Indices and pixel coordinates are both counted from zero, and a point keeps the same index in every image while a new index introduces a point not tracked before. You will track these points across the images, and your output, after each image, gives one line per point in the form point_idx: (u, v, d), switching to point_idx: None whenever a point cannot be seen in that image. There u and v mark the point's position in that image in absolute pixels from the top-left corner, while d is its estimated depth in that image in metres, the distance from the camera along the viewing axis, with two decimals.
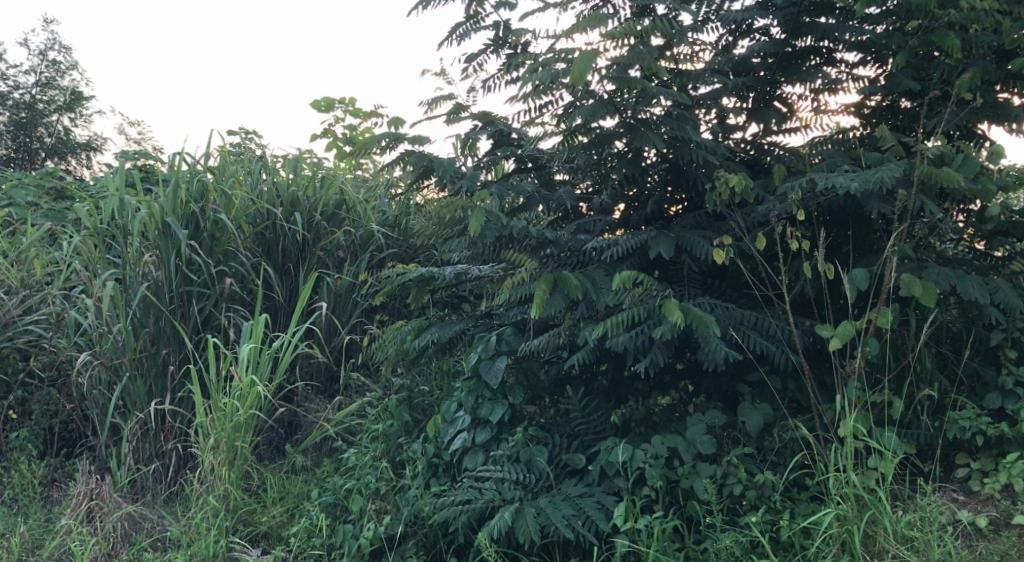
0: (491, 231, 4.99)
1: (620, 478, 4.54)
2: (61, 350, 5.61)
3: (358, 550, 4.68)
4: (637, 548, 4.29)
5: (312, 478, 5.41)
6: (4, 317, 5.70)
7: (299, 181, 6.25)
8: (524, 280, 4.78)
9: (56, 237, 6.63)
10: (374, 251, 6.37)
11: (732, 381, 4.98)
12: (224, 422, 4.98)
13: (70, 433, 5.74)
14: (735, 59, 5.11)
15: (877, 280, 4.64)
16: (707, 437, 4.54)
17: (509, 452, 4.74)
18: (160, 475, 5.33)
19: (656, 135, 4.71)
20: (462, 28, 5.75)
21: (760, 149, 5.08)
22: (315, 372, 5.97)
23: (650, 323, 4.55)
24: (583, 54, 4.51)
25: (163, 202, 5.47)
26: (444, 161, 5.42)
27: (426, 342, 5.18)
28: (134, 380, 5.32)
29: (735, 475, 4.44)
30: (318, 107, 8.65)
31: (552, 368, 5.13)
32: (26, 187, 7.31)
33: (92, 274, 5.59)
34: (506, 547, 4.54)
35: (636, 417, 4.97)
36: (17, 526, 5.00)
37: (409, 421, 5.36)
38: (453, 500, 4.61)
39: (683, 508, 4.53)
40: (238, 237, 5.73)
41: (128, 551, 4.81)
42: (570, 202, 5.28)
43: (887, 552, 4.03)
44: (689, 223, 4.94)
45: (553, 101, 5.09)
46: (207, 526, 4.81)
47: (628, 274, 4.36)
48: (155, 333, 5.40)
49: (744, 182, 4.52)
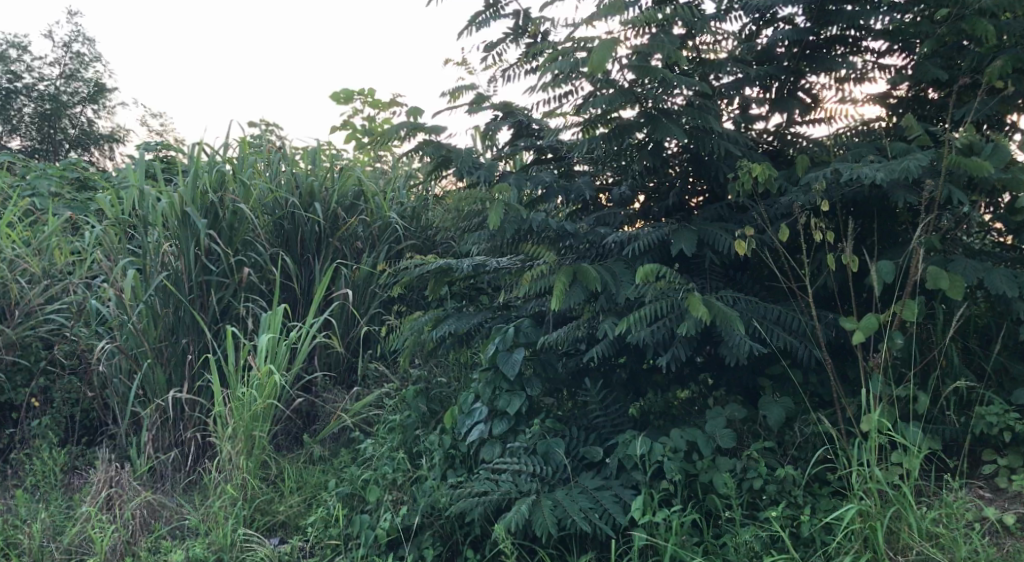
0: (511, 225, 4.96)
1: (639, 472, 4.51)
2: (83, 339, 5.63)
3: (375, 541, 4.66)
4: (655, 541, 4.25)
5: (329, 468, 5.37)
6: (26, 306, 5.70)
7: (317, 172, 6.28)
8: (544, 273, 4.79)
9: (78, 226, 6.61)
10: (393, 242, 6.34)
11: (753, 374, 4.91)
12: (242, 411, 4.97)
13: (92, 421, 5.73)
14: (759, 49, 5.05)
15: (903, 273, 4.57)
16: (727, 430, 4.47)
17: (526, 445, 4.73)
18: (179, 464, 5.33)
19: (678, 126, 4.67)
20: (481, 16, 5.71)
21: (783, 140, 5.02)
22: (334, 363, 5.99)
23: (672, 316, 4.51)
24: (603, 44, 4.50)
25: (183, 192, 5.49)
26: (464, 152, 5.34)
27: (443, 332, 5.17)
28: (154, 369, 5.33)
29: (756, 469, 4.40)
30: (337, 99, 8.65)
31: (570, 360, 5.10)
32: (49, 177, 7.29)
33: (113, 263, 5.61)
34: (523, 539, 4.50)
35: (654, 410, 4.94)
36: (38, 512, 4.96)
37: (426, 412, 5.36)
38: (470, 492, 4.58)
39: (702, 502, 4.48)
40: (257, 227, 5.76)
41: (146, 539, 4.76)
42: (590, 193, 5.24)
43: (911, 550, 3.97)
44: (710, 216, 4.89)
45: (574, 91, 5.07)
46: (225, 514, 4.79)
47: (650, 268, 4.31)
48: (174, 322, 5.41)
49: (766, 172, 4.47)
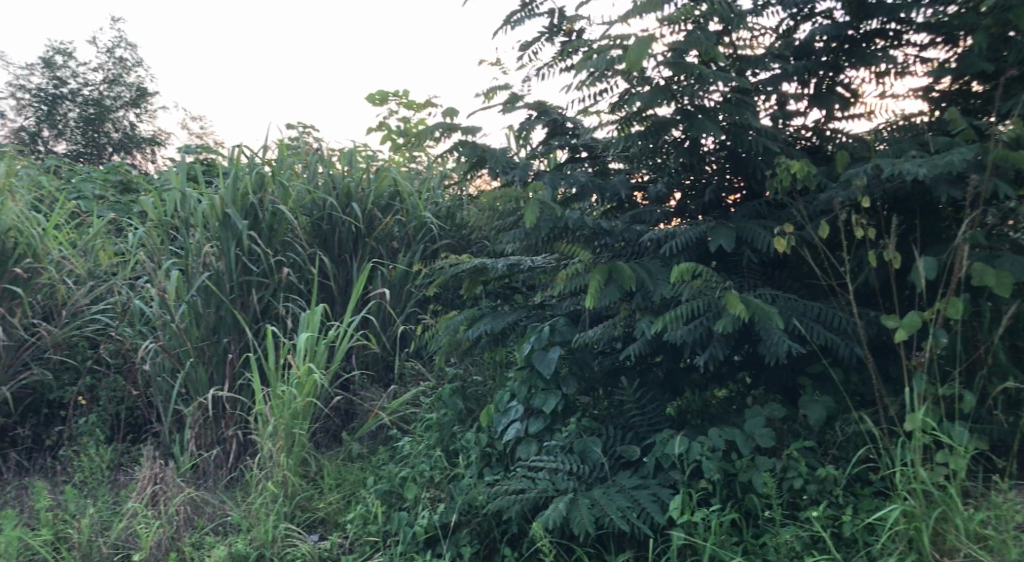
0: (546, 223, 4.96)
1: (677, 471, 4.50)
2: (128, 339, 5.74)
3: (413, 538, 4.69)
4: (694, 541, 4.24)
5: (368, 465, 5.41)
6: (73, 306, 5.80)
7: (353, 173, 6.33)
8: (579, 272, 4.77)
9: (122, 228, 6.72)
10: (428, 242, 6.38)
11: (794, 372, 4.86)
12: (282, 409, 5.03)
13: (136, 419, 5.82)
14: (796, 44, 5.00)
15: (946, 269, 4.50)
16: (766, 430, 4.45)
17: (562, 443, 4.73)
18: (221, 461, 5.40)
19: (715, 123, 4.67)
20: (516, 16, 5.72)
21: (822, 136, 4.98)
22: (371, 361, 6.03)
23: (709, 314, 4.48)
24: (639, 41, 4.49)
25: (224, 194, 5.58)
26: (498, 152, 5.38)
27: (479, 332, 5.21)
28: (196, 368, 5.41)
29: (797, 469, 4.37)
30: (373, 100, 8.70)
31: (606, 359, 5.10)
32: (93, 180, 7.41)
33: (156, 265, 5.70)
34: (561, 538, 4.50)
35: (692, 409, 4.89)
36: (86, 507, 5.04)
37: (462, 410, 5.42)
38: (507, 490, 4.60)
39: (741, 501, 4.46)
40: (296, 228, 5.83)
41: (190, 534, 4.83)
42: (626, 191, 5.23)
43: (957, 551, 3.92)
44: (748, 213, 4.86)
45: (609, 89, 5.06)
46: (267, 511, 4.85)
47: (687, 266, 4.30)
48: (216, 321, 5.49)
49: (804, 169, 4.44)
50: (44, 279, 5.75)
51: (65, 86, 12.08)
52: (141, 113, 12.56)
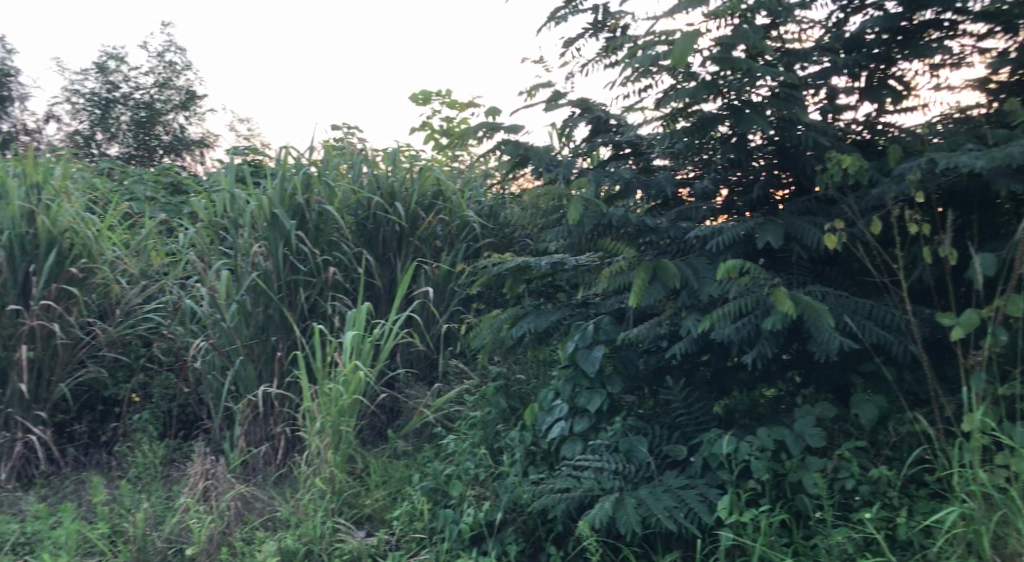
0: (590, 219, 4.93)
1: (725, 470, 4.45)
2: (179, 338, 5.84)
3: (459, 536, 4.70)
4: (742, 541, 4.20)
5: (413, 462, 5.43)
6: (126, 305, 5.88)
7: (397, 173, 6.36)
8: (623, 270, 4.74)
9: (172, 228, 6.83)
10: (470, 240, 6.39)
11: (845, 372, 4.78)
12: (330, 406, 5.07)
13: (188, 416, 5.91)
14: (847, 37, 4.90)
15: (1005, 265, 4.39)
16: (816, 429, 4.38)
17: (607, 442, 4.70)
18: (270, 457, 5.46)
19: (763, 118, 4.62)
20: (560, 12, 5.70)
21: (873, 130, 4.90)
22: (416, 359, 6.05)
23: (757, 312, 4.43)
24: (685, 36, 4.45)
25: (271, 195, 5.68)
26: (542, 150, 5.38)
27: (523, 331, 5.18)
28: (245, 366, 5.47)
29: (848, 469, 4.30)
30: (416, 100, 8.73)
31: (651, 357, 5.07)
32: (145, 182, 7.54)
33: (206, 264, 5.79)
34: (607, 537, 4.48)
35: (740, 409, 4.85)
36: (140, 502, 5.12)
37: (505, 409, 5.41)
38: (552, 489, 4.59)
39: (791, 502, 4.40)
40: (343, 228, 5.87)
41: (241, 529, 4.86)
42: (672, 188, 5.19)
43: (1019, 556, 3.82)
44: (798, 209, 4.79)
45: (654, 84, 5.02)
46: (315, 507, 4.88)
47: (733, 264, 4.27)
48: (265, 319, 5.55)
49: (855, 164, 4.38)
50: (99, 278, 5.79)
51: (117, 91, 12.29)
52: (190, 116, 12.74)
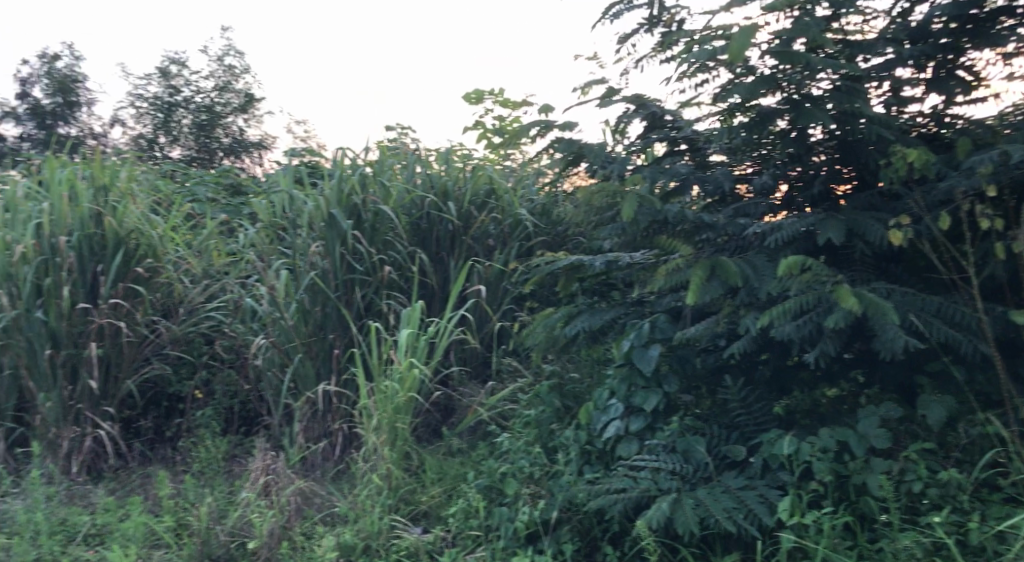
0: (645, 216, 4.88)
1: (785, 472, 4.36)
2: (240, 336, 5.93)
3: (514, 534, 4.68)
4: (804, 544, 4.11)
5: (468, 460, 5.43)
6: (189, 304, 5.96)
7: (450, 172, 6.37)
8: (679, 267, 4.66)
9: (233, 229, 6.93)
10: (523, 239, 6.37)
11: (911, 371, 4.64)
12: (386, 404, 5.09)
13: (249, 412, 6.00)
14: (913, 27, 4.79)
15: None
16: (881, 431, 4.26)
17: (664, 442, 4.63)
18: (328, 454, 5.50)
19: (824, 112, 4.50)
20: (615, 8, 5.65)
21: (941, 122, 4.77)
22: (469, 357, 6.03)
23: (819, 310, 4.33)
24: (743, 30, 4.37)
25: (329, 195, 5.74)
26: (596, 147, 5.29)
27: (577, 330, 5.13)
28: (304, 363, 5.52)
29: (915, 472, 4.20)
30: (469, 99, 8.74)
31: (709, 356, 4.99)
32: (206, 183, 7.66)
33: (267, 264, 5.87)
34: (665, 537, 4.41)
35: (800, 409, 4.76)
36: (204, 496, 5.19)
37: (560, 407, 5.38)
38: (608, 489, 4.53)
39: (855, 504, 4.30)
40: (397, 227, 5.89)
41: (301, 524, 4.90)
42: (729, 184, 5.12)
43: None
44: (861, 204, 4.67)
45: (711, 79, 4.94)
46: (372, 504, 4.90)
47: (794, 260, 4.17)
48: (323, 317, 5.60)
49: (922, 157, 4.27)
50: (164, 278, 5.90)
51: (178, 94, 12.52)
52: (248, 119, 12.94)
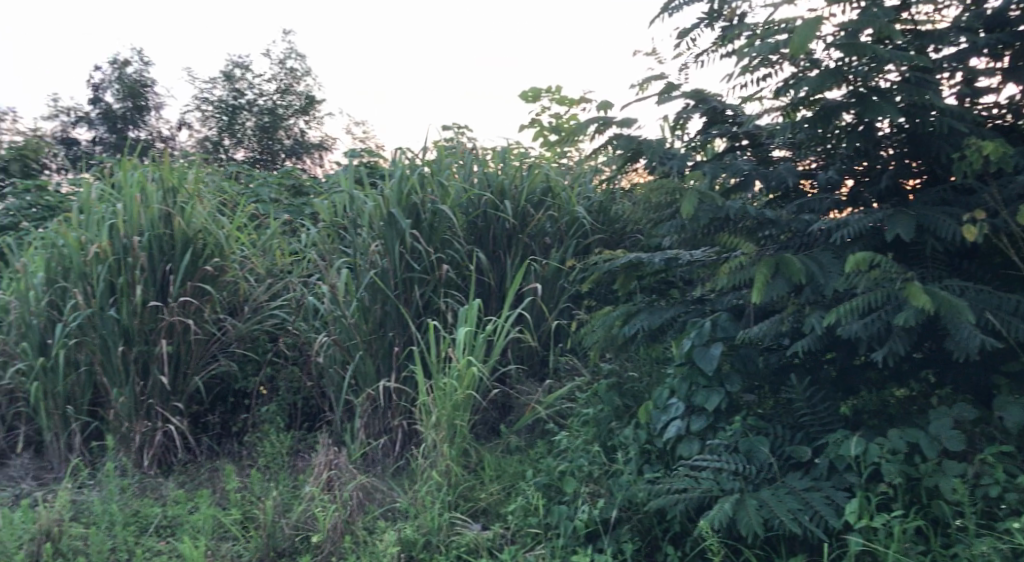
0: (705, 213, 4.80)
1: (853, 474, 4.25)
2: (303, 334, 5.95)
3: (574, 533, 4.63)
4: (873, 547, 4.00)
5: (527, 458, 5.41)
6: (254, 302, 6.05)
7: (508, 170, 6.36)
8: (742, 265, 4.57)
9: (295, 228, 7.01)
10: (581, 237, 6.33)
11: (985, 371, 4.49)
12: (444, 401, 5.09)
13: (311, 408, 6.06)
14: (988, 15, 4.62)
15: None
16: (955, 433, 4.12)
17: (726, 442, 4.56)
18: (388, 450, 5.53)
19: (892, 105, 4.37)
20: (675, 2, 5.57)
21: (1019, 113, 4.60)
22: (526, 356, 6.02)
23: (889, 308, 4.21)
24: (807, 23, 4.26)
25: (388, 195, 5.77)
26: (655, 144, 5.21)
27: (636, 328, 5.08)
28: (364, 360, 5.55)
29: (991, 475, 4.06)
30: (526, 98, 8.73)
31: (773, 355, 4.89)
32: (269, 183, 7.77)
33: (329, 262, 5.94)
34: (728, 537, 4.33)
35: (868, 409, 4.66)
36: (269, 490, 5.25)
37: (619, 406, 5.30)
38: (668, 489, 4.48)
39: (927, 508, 4.17)
40: (455, 226, 5.90)
41: (363, 519, 4.93)
42: (794, 179, 4.98)
43: None
44: (932, 198, 4.53)
45: (773, 73, 4.84)
46: (432, 500, 4.91)
47: (863, 256, 4.03)
48: (382, 315, 5.62)
49: (998, 150, 4.13)
50: (229, 276, 6.01)
51: (242, 97, 12.73)
52: (309, 120, 13.12)
